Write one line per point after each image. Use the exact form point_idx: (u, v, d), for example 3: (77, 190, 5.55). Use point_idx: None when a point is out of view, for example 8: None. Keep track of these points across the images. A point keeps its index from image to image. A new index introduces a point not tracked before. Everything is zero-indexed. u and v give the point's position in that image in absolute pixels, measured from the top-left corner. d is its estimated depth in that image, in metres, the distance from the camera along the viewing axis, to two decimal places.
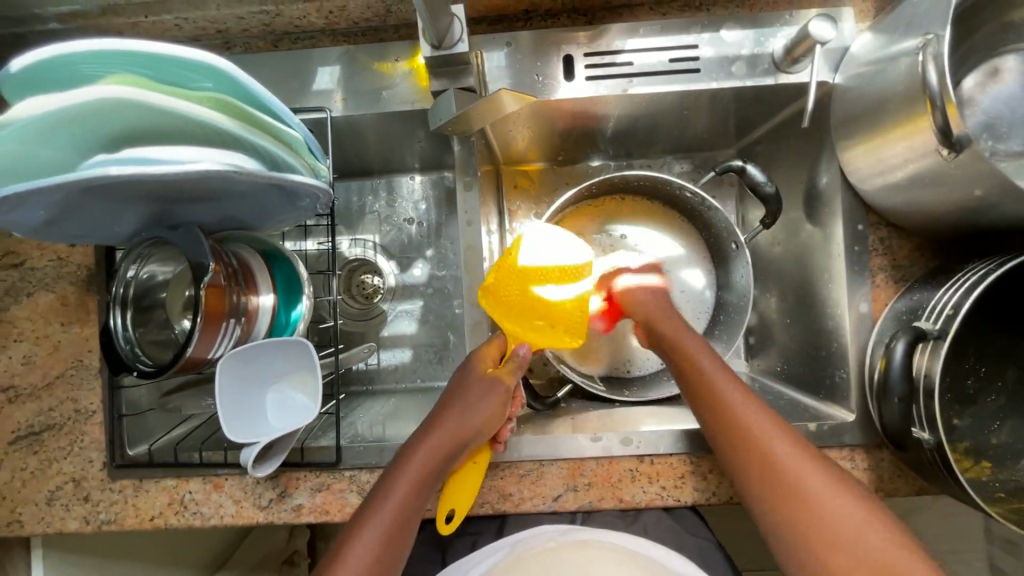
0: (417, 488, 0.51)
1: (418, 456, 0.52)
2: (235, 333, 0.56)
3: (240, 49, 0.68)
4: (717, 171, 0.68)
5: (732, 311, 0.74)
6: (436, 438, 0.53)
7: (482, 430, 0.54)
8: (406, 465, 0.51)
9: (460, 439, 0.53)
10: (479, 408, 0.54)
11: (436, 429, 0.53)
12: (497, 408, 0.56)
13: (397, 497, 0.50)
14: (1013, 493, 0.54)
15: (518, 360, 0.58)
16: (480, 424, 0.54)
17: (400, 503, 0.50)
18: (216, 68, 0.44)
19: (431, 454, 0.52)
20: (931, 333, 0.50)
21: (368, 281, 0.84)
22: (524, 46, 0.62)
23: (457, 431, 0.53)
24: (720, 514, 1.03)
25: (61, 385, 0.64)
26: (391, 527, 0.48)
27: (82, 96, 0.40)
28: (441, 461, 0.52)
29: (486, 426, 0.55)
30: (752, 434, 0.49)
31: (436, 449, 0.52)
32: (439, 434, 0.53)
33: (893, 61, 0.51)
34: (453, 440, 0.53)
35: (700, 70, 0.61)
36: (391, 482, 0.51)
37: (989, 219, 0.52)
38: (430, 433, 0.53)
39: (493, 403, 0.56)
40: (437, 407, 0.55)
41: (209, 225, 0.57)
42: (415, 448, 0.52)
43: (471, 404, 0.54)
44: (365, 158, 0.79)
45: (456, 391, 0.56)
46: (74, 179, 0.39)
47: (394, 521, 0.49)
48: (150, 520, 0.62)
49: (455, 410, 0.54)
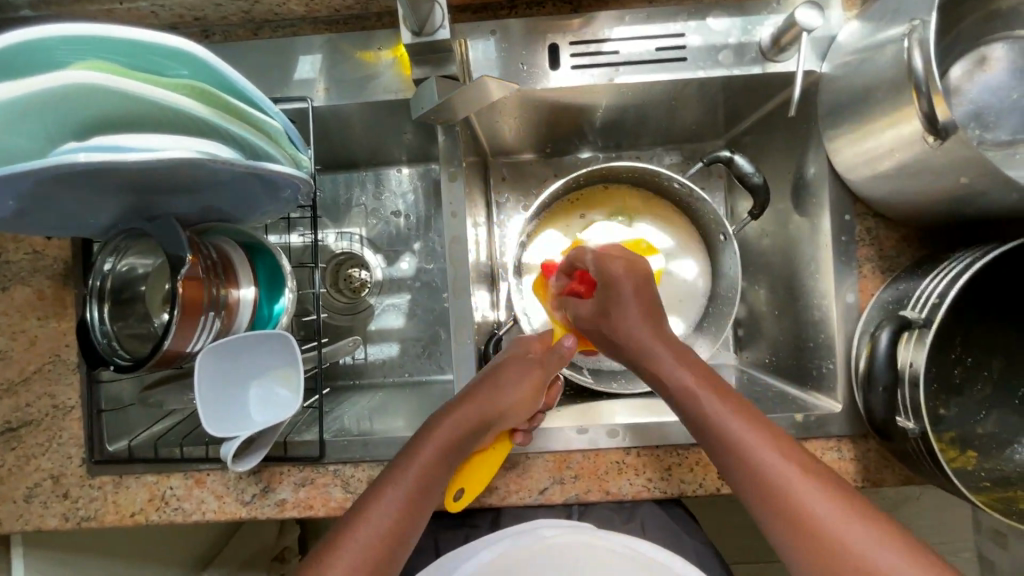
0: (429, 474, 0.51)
1: (437, 436, 0.53)
2: (215, 327, 0.55)
3: (219, 38, 0.66)
4: (705, 162, 0.68)
5: (721, 304, 0.74)
6: (465, 410, 0.54)
7: (512, 412, 0.56)
8: (410, 459, 0.51)
9: (488, 419, 0.55)
10: (512, 388, 0.56)
11: (466, 404, 0.54)
12: (529, 392, 0.58)
13: (408, 481, 0.50)
14: (998, 482, 0.54)
15: (562, 351, 0.61)
16: (511, 405, 0.56)
17: (409, 493, 0.49)
18: (193, 54, 0.43)
19: (454, 430, 0.53)
20: (916, 322, 0.49)
21: (355, 275, 0.84)
22: (510, 34, 0.61)
23: (485, 410, 0.55)
24: (710, 508, 1.03)
25: (39, 380, 0.62)
26: (399, 511, 0.48)
27: (52, 82, 0.38)
28: (459, 442, 0.53)
29: (516, 409, 0.56)
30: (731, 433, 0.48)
31: (459, 428, 0.53)
32: (466, 409, 0.54)
33: (879, 49, 0.50)
34: (478, 419, 0.54)
35: (687, 59, 0.61)
36: (400, 468, 0.51)
37: (974, 208, 0.51)
38: (458, 409, 0.54)
39: (526, 386, 0.58)
40: (465, 387, 0.57)
41: (189, 217, 0.56)
42: (425, 437, 0.52)
43: (505, 382, 0.57)
44: (350, 150, 0.78)
45: (491, 371, 0.58)
46: (43, 167, 0.38)
47: (405, 505, 0.49)
48: (130, 517, 0.61)
49: (485, 388, 0.56)
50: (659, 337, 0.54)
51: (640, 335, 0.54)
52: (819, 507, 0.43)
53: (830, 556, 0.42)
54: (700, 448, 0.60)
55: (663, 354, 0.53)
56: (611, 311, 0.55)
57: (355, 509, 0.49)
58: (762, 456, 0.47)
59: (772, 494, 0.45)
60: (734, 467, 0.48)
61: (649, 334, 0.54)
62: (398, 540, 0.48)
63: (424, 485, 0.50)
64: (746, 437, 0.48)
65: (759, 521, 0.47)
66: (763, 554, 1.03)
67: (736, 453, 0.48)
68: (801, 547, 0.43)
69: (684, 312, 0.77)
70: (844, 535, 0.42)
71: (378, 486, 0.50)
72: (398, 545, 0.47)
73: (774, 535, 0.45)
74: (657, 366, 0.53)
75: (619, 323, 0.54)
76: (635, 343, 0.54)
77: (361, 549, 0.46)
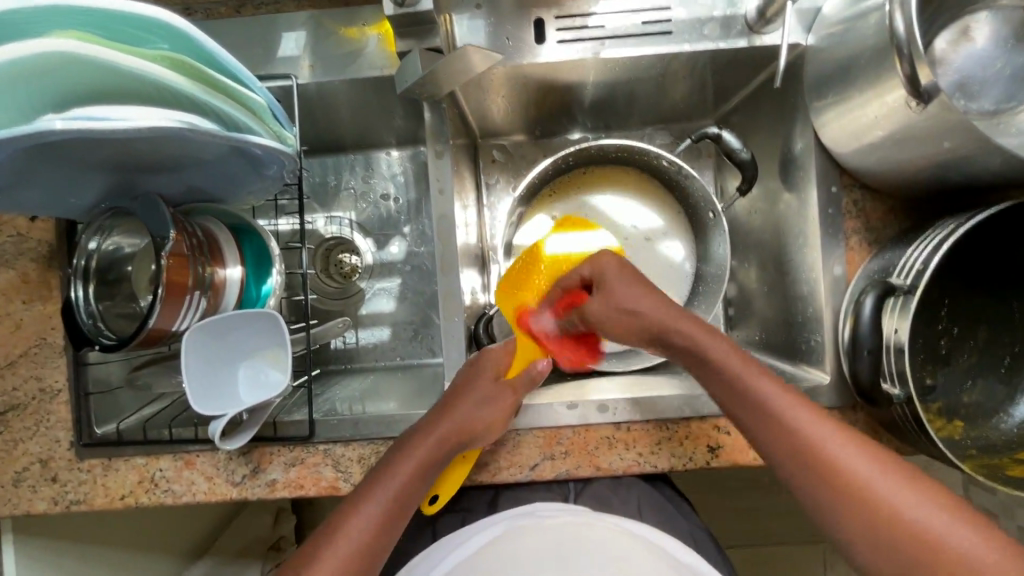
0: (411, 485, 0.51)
1: (415, 450, 0.52)
2: (202, 306, 0.54)
3: (202, 15, 0.66)
4: (693, 139, 0.68)
5: (710, 282, 0.74)
6: (441, 432, 0.53)
7: (486, 431, 0.55)
8: (403, 464, 0.52)
9: (464, 436, 0.54)
10: (487, 407, 0.55)
11: (442, 424, 0.54)
12: (505, 413, 0.56)
13: (385, 492, 0.50)
14: (984, 450, 0.54)
15: (533, 372, 0.60)
16: (485, 425, 0.55)
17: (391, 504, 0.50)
18: (172, 27, 0.42)
19: (432, 450, 0.53)
20: (900, 288, 0.50)
21: (345, 260, 0.83)
22: (499, 9, 0.60)
23: (463, 427, 0.54)
24: (705, 490, 1.04)
25: (25, 364, 0.62)
26: (376, 524, 0.49)
27: (29, 48, 0.37)
28: (439, 457, 0.53)
29: (492, 427, 0.56)
30: (778, 415, 0.48)
31: (435, 445, 0.53)
32: (442, 430, 0.53)
33: (863, 18, 0.50)
34: (454, 437, 0.54)
35: (673, 32, 0.61)
36: (393, 466, 0.52)
37: (960, 174, 0.51)
38: (436, 426, 0.54)
39: (501, 407, 0.56)
40: (441, 403, 0.56)
41: (172, 196, 0.55)
42: (413, 445, 0.53)
43: (481, 398, 0.55)
44: (337, 132, 0.77)
45: (467, 383, 0.57)
46: (17, 135, 0.37)
47: (383, 515, 0.49)
48: (120, 500, 0.61)
49: (458, 405, 0.55)
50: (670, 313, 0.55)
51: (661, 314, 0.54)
52: (846, 459, 0.45)
53: (856, 503, 0.43)
54: (689, 422, 0.60)
55: (693, 331, 0.53)
56: (615, 287, 0.56)
57: (346, 504, 0.50)
58: (794, 424, 0.47)
59: (799, 449, 0.46)
60: (757, 425, 0.49)
61: (664, 312, 0.55)
62: (375, 545, 0.48)
63: (401, 498, 0.51)
64: (786, 418, 0.47)
65: (784, 477, 0.48)
66: (759, 537, 1.04)
67: (778, 431, 0.47)
68: (831, 498, 0.44)
69: (672, 290, 0.77)
70: (867, 483, 0.44)
71: (365, 488, 0.51)
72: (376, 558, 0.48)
73: (803, 491, 0.46)
74: (677, 341, 0.54)
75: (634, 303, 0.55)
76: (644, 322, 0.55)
77: (345, 553, 0.47)
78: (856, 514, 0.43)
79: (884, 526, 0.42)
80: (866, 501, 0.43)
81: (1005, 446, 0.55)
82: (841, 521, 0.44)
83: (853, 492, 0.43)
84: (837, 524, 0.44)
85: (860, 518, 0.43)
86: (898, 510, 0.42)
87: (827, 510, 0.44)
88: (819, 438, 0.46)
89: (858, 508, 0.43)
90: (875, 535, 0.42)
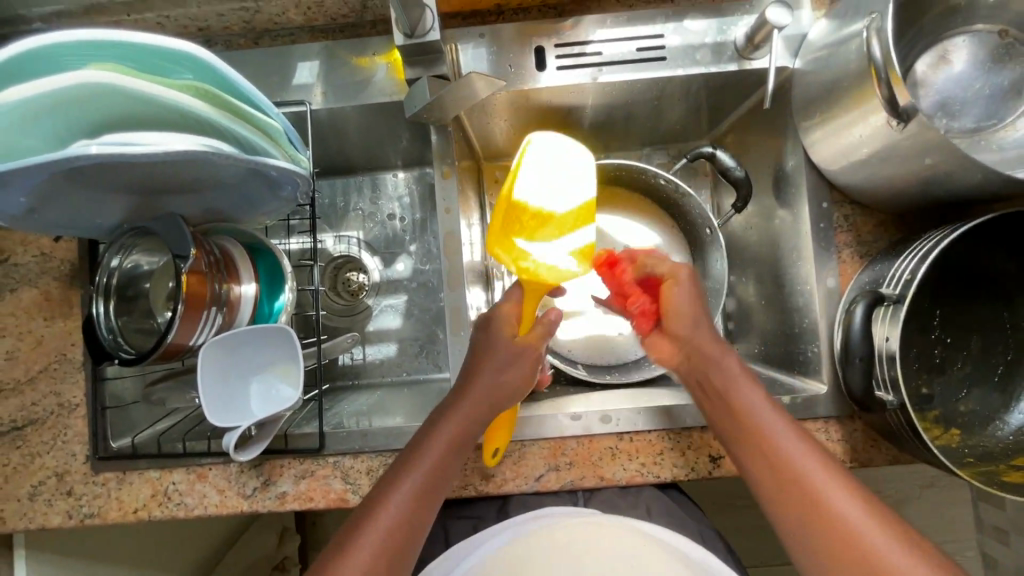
0: (446, 455, 0.52)
1: (446, 427, 0.52)
2: (217, 321, 0.56)
3: (221, 46, 0.70)
4: (688, 158, 0.71)
5: (709, 296, 0.76)
6: (467, 409, 0.52)
7: (512, 397, 0.54)
8: (434, 436, 0.52)
9: (496, 402, 0.54)
10: (507, 370, 0.53)
11: (462, 400, 0.52)
12: (528, 372, 0.55)
13: (430, 461, 0.51)
14: (981, 458, 0.55)
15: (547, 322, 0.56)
16: (510, 391, 0.54)
17: (425, 478, 0.50)
18: (195, 58, 0.45)
19: (457, 425, 0.52)
20: (889, 298, 0.52)
21: (353, 278, 0.85)
22: (499, 38, 0.64)
23: (487, 398, 0.52)
24: (713, 508, 1.03)
25: (45, 379, 0.64)
26: (399, 520, 0.48)
27: (66, 81, 0.40)
28: (465, 431, 0.52)
29: (518, 388, 0.54)
30: (766, 436, 0.50)
31: (465, 424, 0.52)
32: (465, 404, 0.52)
33: (844, 43, 0.53)
34: (483, 406, 0.52)
35: (667, 58, 0.64)
36: (432, 429, 0.52)
37: (944, 189, 0.54)
38: (456, 406, 0.52)
39: (520, 371, 0.54)
40: (468, 363, 0.54)
41: (193, 218, 0.58)
42: (440, 420, 0.52)
43: (502, 366, 0.53)
44: (346, 155, 0.81)
45: (485, 349, 0.54)
46: (51, 161, 0.39)
47: (408, 508, 0.49)
48: (133, 513, 0.62)
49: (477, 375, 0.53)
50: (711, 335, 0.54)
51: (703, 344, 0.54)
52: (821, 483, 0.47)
53: (811, 525, 0.46)
54: (691, 432, 0.61)
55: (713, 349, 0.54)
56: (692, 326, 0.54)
57: (370, 500, 0.49)
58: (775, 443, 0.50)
59: (776, 470, 0.49)
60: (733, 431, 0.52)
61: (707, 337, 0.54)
62: (417, 519, 0.49)
63: (439, 470, 0.51)
64: (775, 438, 0.50)
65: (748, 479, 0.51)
66: (768, 556, 1.04)
67: (762, 448, 0.50)
68: (797, 519, 0.47)
69: None
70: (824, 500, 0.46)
71: (384, 485, 0.50)
72: (405, 541, 0.48)
73: (774, 509, 0.49)
74: (720, 363, 0.53)
75: (695, 341, 0.54)
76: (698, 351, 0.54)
77: (386, 529, 0.47)
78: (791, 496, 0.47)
79: (835, 545, 0.44)
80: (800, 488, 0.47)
81: (1002, 454, 0.56)
82: (805, 543, 0.46)
83: (787, 478, 0.48)
84: (805, 549, 0.46)
85: (822, 542, 0.45)
86: (831, 504, 0.46)
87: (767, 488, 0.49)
88: (799, 461, 0.48)
89: (816, 525, 0.46)
90: (826, 549, 0.45)
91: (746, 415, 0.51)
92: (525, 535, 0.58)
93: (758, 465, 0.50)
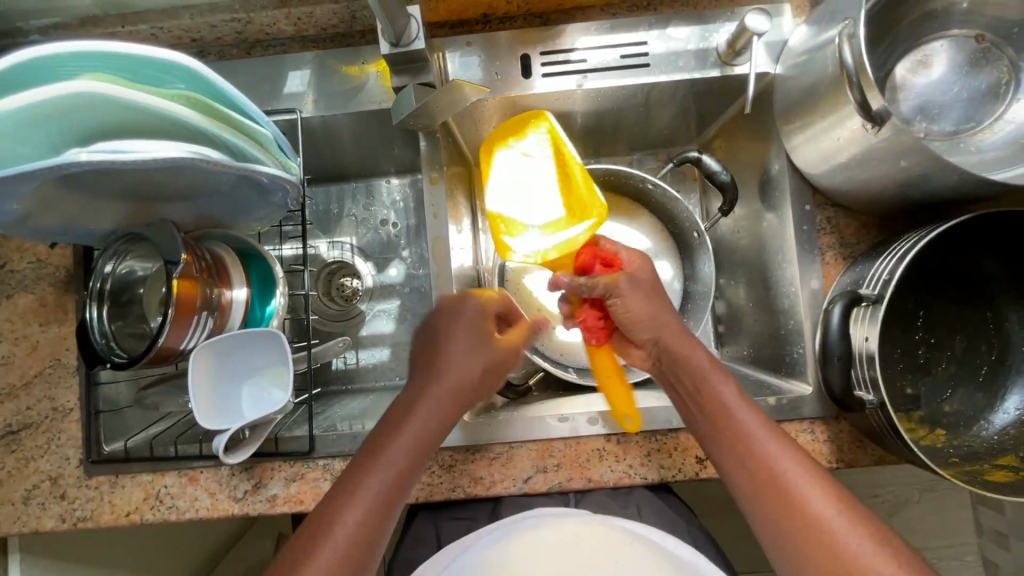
0: (419, 446, 0.51)
1: (415, 421, 0.52)
2: (209, 326, 0.57)
3: (215, 56, 0.71)
4: (674, 163, 0.72)
5: (698, 300, 0.77)
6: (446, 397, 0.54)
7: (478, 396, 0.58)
8: (410, 421, 0.52)
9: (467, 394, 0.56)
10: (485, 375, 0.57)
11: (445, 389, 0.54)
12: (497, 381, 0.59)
13: (403, 447, 0.51)
14: (966, 458, 0.56)
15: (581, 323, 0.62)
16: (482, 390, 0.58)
17: (403, 467, 0.50)
18: (188, 68, 0.46)
19: (436, 412, 0.53)
20: (868, 297, 0.53)
21: (347, 283, 0.86)
22: (486, 47, 0.66)
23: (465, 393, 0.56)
24: (710, 513, 1.03)
25: (39, 384, 0.65)
26: (374, 512, 0.47)
27: (61, 90, 0.41)
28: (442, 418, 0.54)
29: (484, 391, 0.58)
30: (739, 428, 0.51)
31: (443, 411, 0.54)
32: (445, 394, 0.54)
33: (821, 48, 0.54)
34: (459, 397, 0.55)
35: (651, 64, 0.65)
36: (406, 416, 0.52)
37: (922, 191, 0.54)
38: (438, 393, 0.54)
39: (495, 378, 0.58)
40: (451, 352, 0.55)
41: (186, 224, 0.59)
42: (416, 407, 0.53)
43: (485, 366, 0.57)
44: (339, 163, 0.82)
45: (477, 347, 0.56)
46: (45, 168, 0.40)
47: (381, 500, 0.48)
48: (126, 516, 0.63)
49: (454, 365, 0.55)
50: (684, 339, 0.57)
51: (686, 355, 0.56)
52: (793, 476, 0.48)
53: (784, 515, 0.47)
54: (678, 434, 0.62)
55: (687, 350, 0.56)
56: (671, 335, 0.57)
57: (345, 487, 0.48)
58: (746, 436, 0.51)
59: (748, 463, 0.50)
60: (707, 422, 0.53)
61: (679, 343, 0.56)
62: (391, 503, 0.49)
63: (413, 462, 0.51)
64: (750, 430, 0.51)
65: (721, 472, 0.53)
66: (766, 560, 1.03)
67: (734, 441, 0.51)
68: (769, 509, 0.48)
69: None
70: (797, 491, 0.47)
71: (362, 469, 0.49)
72: (378, 533, 0.47)
73: (748, 502, 0.50)
74: (697, 363, 0.55)
75: (674, 345, 0.56)
76: (676, 359, 0.56)
77: (358, 518, 0.47)
78: (752, 483, 0.49)
79: (809, 536, 0.45)
80: (764, 476, 0.49)
81: (987, 454, 0.56)
82: (777, 535, 0.47)
83: (753, 465, 0.49)
84: (776, 539, 0.47)
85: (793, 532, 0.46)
86: (802, 496, 0.47)
87: (732, 472, 0.51)
88: (771, 453, 0.49)
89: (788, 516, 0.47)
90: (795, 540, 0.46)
91: (721, 408, 0.53)
92: (513, 537, 0.58)
93: (731, 457, 0.51)
